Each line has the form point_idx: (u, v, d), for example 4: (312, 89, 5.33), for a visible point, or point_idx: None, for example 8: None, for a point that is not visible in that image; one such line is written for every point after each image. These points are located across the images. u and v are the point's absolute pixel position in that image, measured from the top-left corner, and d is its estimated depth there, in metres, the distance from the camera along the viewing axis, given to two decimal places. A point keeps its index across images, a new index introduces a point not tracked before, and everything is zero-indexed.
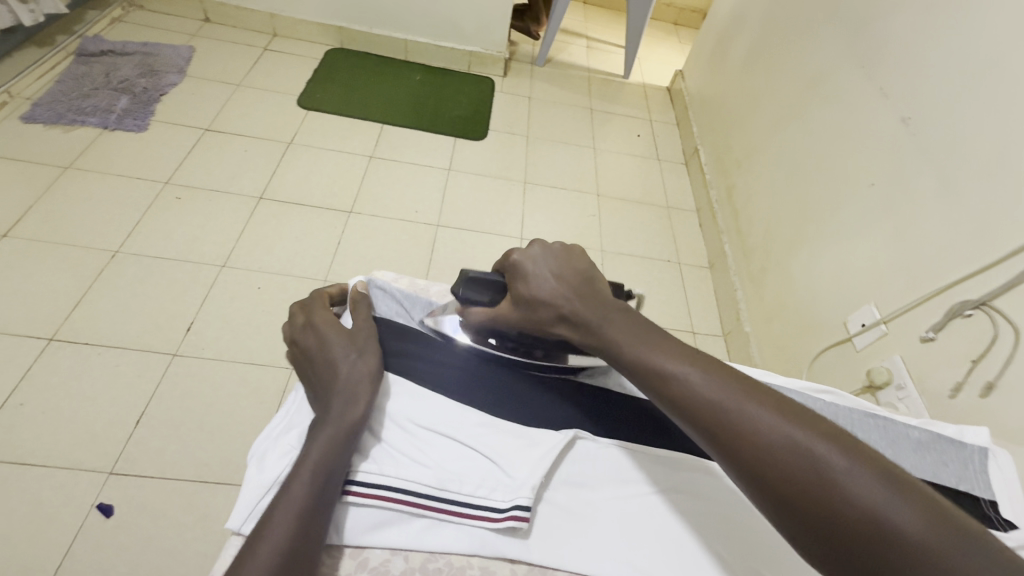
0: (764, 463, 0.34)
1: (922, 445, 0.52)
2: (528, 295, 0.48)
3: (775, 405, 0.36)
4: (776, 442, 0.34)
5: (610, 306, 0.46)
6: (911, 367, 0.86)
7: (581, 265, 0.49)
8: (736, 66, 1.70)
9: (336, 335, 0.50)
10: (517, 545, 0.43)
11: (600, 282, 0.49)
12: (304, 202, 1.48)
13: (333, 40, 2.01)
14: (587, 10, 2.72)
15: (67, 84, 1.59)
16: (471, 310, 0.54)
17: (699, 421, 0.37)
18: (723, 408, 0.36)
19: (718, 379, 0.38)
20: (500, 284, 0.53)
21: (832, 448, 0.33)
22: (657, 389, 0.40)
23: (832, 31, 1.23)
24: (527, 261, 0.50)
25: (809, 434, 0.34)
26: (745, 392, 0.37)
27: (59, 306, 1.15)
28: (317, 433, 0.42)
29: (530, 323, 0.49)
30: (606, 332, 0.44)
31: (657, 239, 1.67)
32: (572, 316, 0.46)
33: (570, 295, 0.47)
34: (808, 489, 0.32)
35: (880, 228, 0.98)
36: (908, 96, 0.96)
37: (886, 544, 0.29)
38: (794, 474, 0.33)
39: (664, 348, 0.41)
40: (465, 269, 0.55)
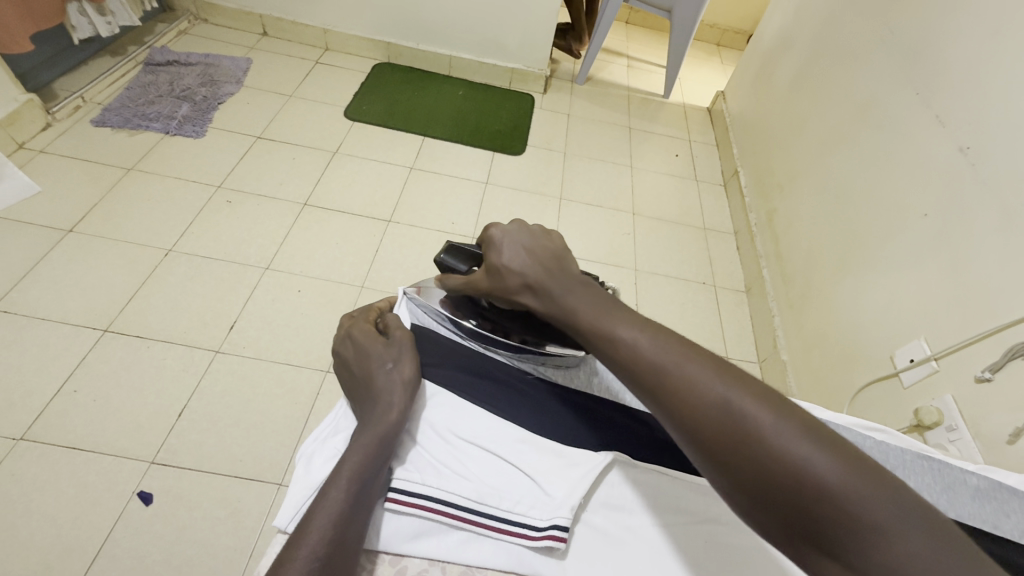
0: (701, 423, 0.36)
1: (982, 493, 0.49)
2: (499, 263, 0.50)
3: (714, 368, 0.38)
4: (713, 403, 0.36)
5: (577, 282, 0.48)
6: (965, 408, 0.82)
7: (552, 243, 0.51)
8: (781, 89, 1.68)
9: (375, 344, 0.51)
10: (553, 565, 0.43)
11: (571, 263, 0.51)
12: (346, 210, 1.53)
13: (380, 55, 2.08)
14: (629, 29, 2.74)
15: (134, 91, 1.69)
16: (447, 277, 0.57)
17: (646, 385, 0.40)
18: (667, 372, 0.39)
19: (665, 345, 0.41)
20: (476, 255, 0.56)
21: (764, 409, 0.35)
22: (611, 357, 0.42)
23: (885, 57, 1.21)
24: (500, 233, 0.52)
25: (741, 394, 0.36)
26: (689, 357, 0.39)
27: (115, 300, 1.22)
28: (357, 440, 0.44)
29: (499, 291, 0.51)
30: (565, 300, 0.46)
31: (692, 260, 1.65)
32: (536, 284, 0.48)
33: (536, 269, 0.49)
34: (739, 445, 0.35)
35: (933, 260, 0.95)
36: (967, 126, 0.93)
37: (804, 490, 0.32)
38: (729, 432, 0.35)
39: (616, 316, 0.44)
40: (451, 241, 0.59)
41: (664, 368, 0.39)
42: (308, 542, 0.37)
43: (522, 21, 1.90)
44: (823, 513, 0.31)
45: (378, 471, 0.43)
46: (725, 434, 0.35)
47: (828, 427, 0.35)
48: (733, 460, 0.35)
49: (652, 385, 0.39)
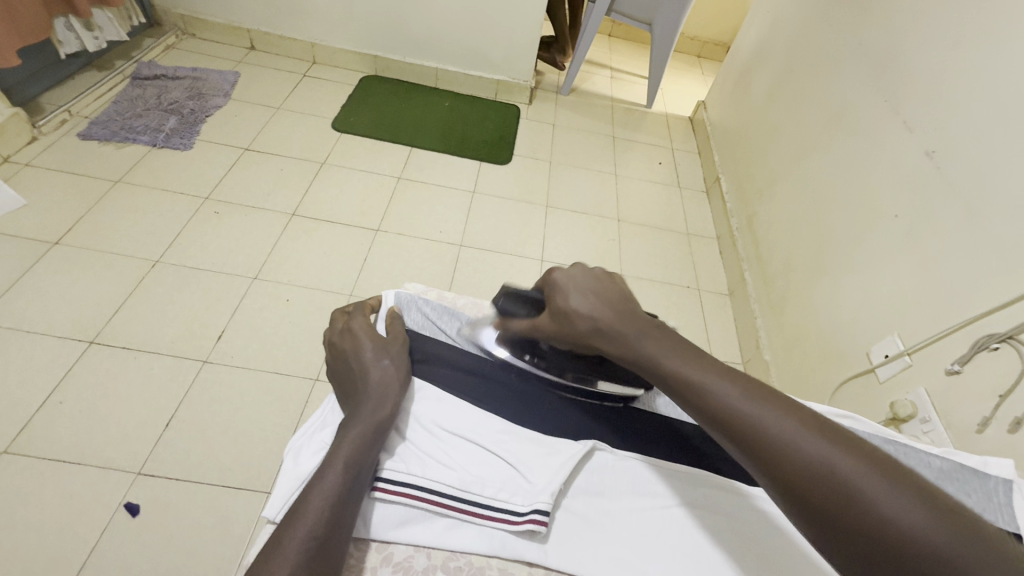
0: (794, 478, 0.36)
1: (943, 474, 0.51)
2: (566, 307, 0.49)
3: (806, 422, 0.38)
4: (809, 458, 0.36)
5: (648, 326, 0.47)
6: (936, 400, 0.84)
7: (617, 288, 0.50)
8: (758, 99, 1.73)
9: (371, 339, 0.53)
10: (535, 549, 0.44)
11: (636, 305, 0.50)
12: (334, 220, 1.54)
13: (368, 68, 2.11)
14: (611, 42, 2.80)
15: (121, 105, 1.70)
16: (508, 323, 0.55)
17: (736, 436, 0.39)
18: (759, 425, 0.38)
19: (753, 396, 0.40)
20: (536, 300, 0.54)
21: (865, 467, 0.34)
22: (698, 407, 0.41)
23: (855, 67, 1.26)
24: (564, 277, 0.51)
25: (838, 451, 0.35)
26: (781, 410, 0.39)
27: (101, 311, 1.21)
28: (349, 429, 0.45)
29: (566, 335, 0.50)
30: (640, 344, 0.46)
31: (676, 265, 1.68)
32: (607, 328, 0.47)
33: (606, 311, 0.48)
34: (838, 504, 0.34)
35: (903, 260, 0.98)
36: (932, 130, 0.97)
37: (914, 555, 0.30)
38: (826, 490, 0.34)
39: (701, 365, 0.43)
40: (507, 285, 0.58)
41: (754, 419, 0.39)
42: (305, 522, 0.38)
43: (507, 34, 1.94)
44: None
45: (372, 459, 0.44)
46: (823, 490, 0.34)
47: (936, 490, 0.33)
48: (831, 517, 0.34)
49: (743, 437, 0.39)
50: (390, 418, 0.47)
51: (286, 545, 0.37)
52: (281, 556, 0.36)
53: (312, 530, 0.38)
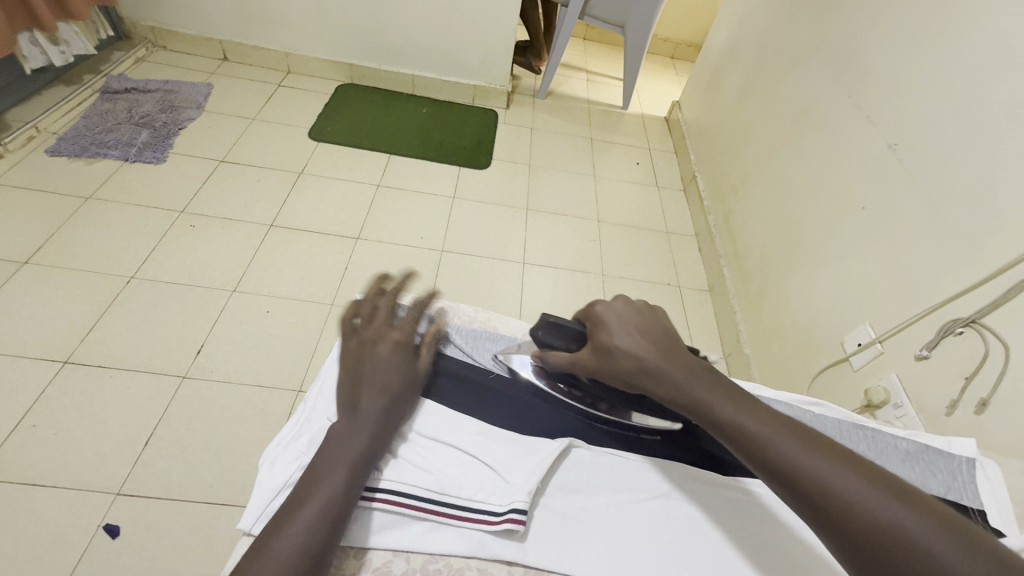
0: (861, 538, 0.34)
1: (911, 455, 0.53)
2: (611, 344, 0.47)
3: (871, 479, 0.35)
4: (879, 519, 0.33)
5: (698, 367, 0.45)
6: (908, 385, 0.87)
7: (662, 325, 0.49)
8: (730, 97, 1.77)
9: (378, 348, 0.51)
10: (513, 547, 0.44)
11: (681, 342, 0.48)
12: (313, 229, 1.53)
13: (343, 76, 2.10)
14: (586, 45, 2.83)
15: (91, 120, 1.67)
16: (547, 355, 0.54)
17: (796, 491, 0.37)
18: (818, 478, 0.36)
19: (813, 448, 0.38)
20: (577, 332, 0.53)
21: (940, 531, 0.32)
22: (754, 457, 0.39)
23: (820, 64, 1.29)
24: (608, 311, 0.50)
25: (908, 513, 0.33)
26: (843, 464, 0.37)
27: (75, 330, 1.19)
28: (331, 461, 0.42)
29: (607, 373, 0.48)
30: (689, 389, 0.43)
31: (657, 263, 1.70)
32: (654, 369, 0.45)
33: (652, 349, 0.46)
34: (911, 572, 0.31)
35: (872, 250, 1.01)
36: (894, 123, 1.00)
37: None
38: (897, 554, 0.32)
39: (755, 412, 0.41)
40: (545, 313, 0.56)
41: (814, 472, 0.37)
42: (289, 537, 0.38)
43: (482, 40, 1.96)
44: None
45: (363, 474, 0.43)
46: (893, 555, 0.32)
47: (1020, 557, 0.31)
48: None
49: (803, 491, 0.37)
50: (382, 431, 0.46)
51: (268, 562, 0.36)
52: (261, 570, 0.36)
53: (297, 546, 0.37)
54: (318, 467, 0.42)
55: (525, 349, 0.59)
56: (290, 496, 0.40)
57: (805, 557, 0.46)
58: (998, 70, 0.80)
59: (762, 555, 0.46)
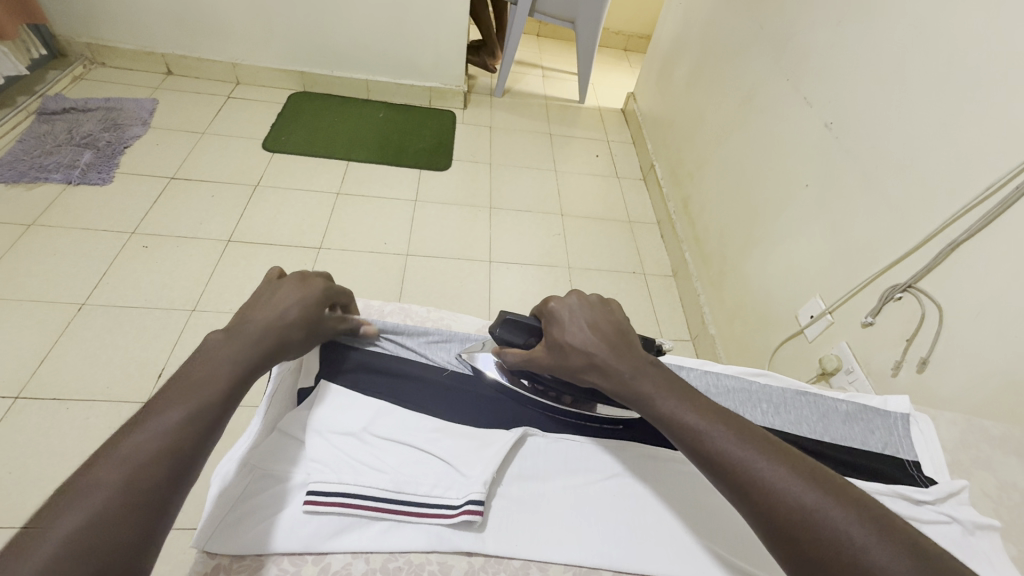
0: (788, 527, 0.34)
1: (850, 416, 0.57)
2: (562, 339, 0.49)
3: (801, 471, 0.36)
4: (803, 504, 0.34)
5: (643, 361, 0.46)
6: (857, 351, 0.91)
7: (615, 319, 0.50)
8: (680, 86, 1.81)
9: (282, 287, 0.51)
10: (472, 538, 0.45)
11: (633, 336, 0.49)
12: (273, 242, 1.50)
13: (295, 84, 2.07)
14: (540, 42, 2.86)
15: (28, 143, 1.59)
16: (505, 352, 0.56)
17: (730, 481, 0.38)
18: (750, 470, 0.37)
19: (747, 439, 0.39)
20: (534, 328, 0.54)
21: (859, 519, 0.33)
22: (692, 448, 0.40)
23: (759, 49, 1.34)
24: (561, 307, 0.51)
25: (831, 501, 0.34)
26: (772, 454, 0.37)
27: (25, 363, 1.14)
28: (210, 374, 0.41)
29: (562, 368, 0.49)
30: (635, 383, 0.44)
31: (621, 253, 1.73)
32: (602, 364, 0.46)
33: (602, 344, 0.47)
34: (832, 561, 0.32)
35: (818, 225, 1.05)
36: (829, 104, 1.04)
37: None
38: (821, 543, 0.33)
39: (696, 405, 0.42)
40: (503, 311, 0.57)
41: (748, 463, 0.37)
42: (153, 429, 0.37)
43: (433, 41, 1.95)
44: None
45: (246, 381, 0.43)
46: (815, 542, 0.33)
47: (934, 546, 0.32)
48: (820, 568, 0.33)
49: (735, 481, 0.37)
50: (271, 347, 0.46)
51: (127, 451, 0.35)
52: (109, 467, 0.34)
53: (161, 438, 0.36)
54: (188, 375, 0.41)
55: (489, 348, 0.60)
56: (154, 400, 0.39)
57: (746, 522, 0.49)
58: (917, 47, 0.85)
59: (708, 521, 0.49)
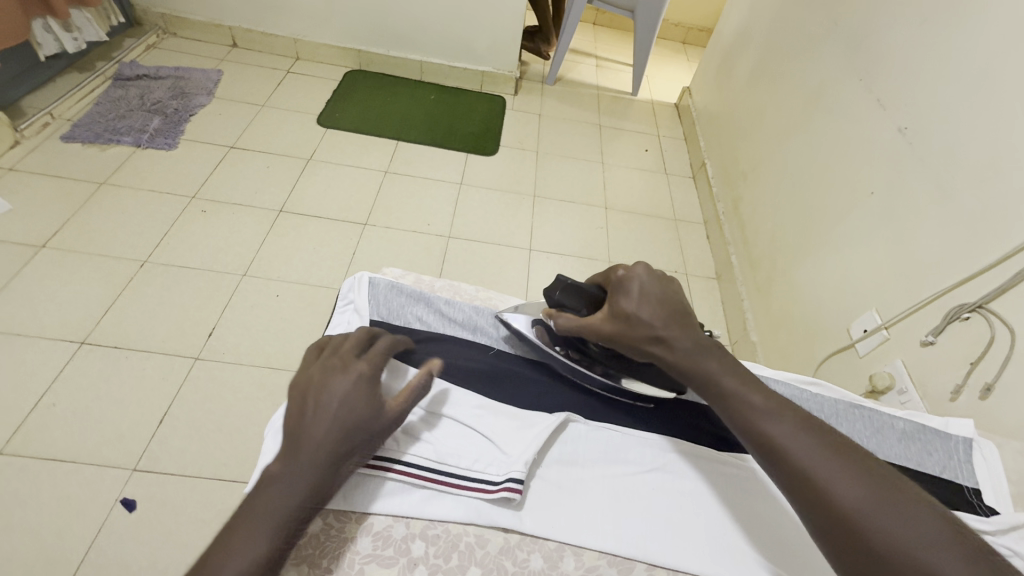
0: (839, 519, 0.35)
1: (907, 435, 0.54)
2: (629, 312, 0.48)
3: (862, 468, 0.36)
4: (858, 500, 0.35)
5: (708, 342, 0.46)
6: (913, 370, 0.86)
7: (680, 296, 0.49)
8: (741, 82, 1.74)
9: (326, 397, 0.41)
10: (511, 515, 0.45)
11: (695, 317, 0.48)
12: (321, 215, 1.55)
13: (351, 62, 2.10)
14: (597, 31, 2.80)
15: (104, 106, 1.69)
16: (559, 314, 0.56)
17: (781, 469, 0.38)
18: (803, 460, 0.37)
19: (802, 428, 0.39)
20: (595, 296, 0.54)
21: (920, 519, 0.34)
22: (747, 432, 0.41)
23: (832, 46, 1.27)
24: (633, 277, 0.49)
25: (893, 501, 0.34)
26: (828, 446, 0.38)
27: (91, 313, 1.22)
28: (302, 456, 0.38)
29: (622, 340, 0.49)
30: (699, 362, 0.44)
31: (665, 251, 1.70)
32: (668, 339, 0.46)
33: (668, 321, 0.46)
34: (885, 555, 0.33)
35: (882, 235, 1.00)
36: (905, 107, 0.98)
37: None
38: (874, 537, 0.33)
39: (755, 390, 0.42)
40: (561, 274, 0.57)
41: (799, 454, 0.38)
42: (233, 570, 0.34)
43: (489, 24, 1.94)
44: None
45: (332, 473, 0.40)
46: (868, 537, 0.34)
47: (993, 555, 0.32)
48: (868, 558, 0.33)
49: (786, 469, 0.38)
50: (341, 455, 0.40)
51: None
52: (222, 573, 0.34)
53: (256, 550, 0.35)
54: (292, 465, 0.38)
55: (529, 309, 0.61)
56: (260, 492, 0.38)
57: (787, 528, 0.48)
58: (1011, 49, 0.78)
59: (750, 526, 0.48)
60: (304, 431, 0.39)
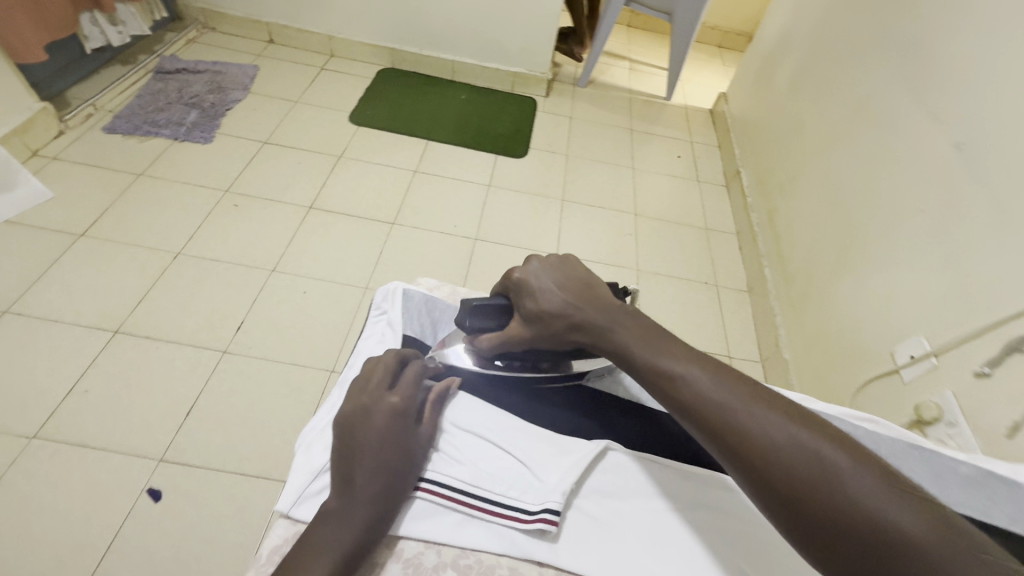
0: (765, 464, 0.38)
1: (972, 482, 0.51)
2: (538, 309, 0.50)
3: (782, 412, 0.39)
4: (783, 443, 0.38)
5: (618, 312, 0.48)
6: (964, 403, 0.81)
7: (582, 275, 0.51)
8: (781, 89, 1.68)
9: (369, 432, 0.43)
10: (545, 548, 0.45)
11: (604, 290, 0.51)
12: (349, 213, 1.55)
13: (384, 60, 2.11)
14: (631, 33, 2.76)
15: (145, 99, 1.73)
16: (476, 334, 0.54)
17: (711, 428, 0.40)
18: (730, 415, 0.40)
19: (721, 380, 0.42)
20: (501, 305, 0.54)
21: (838, 451, 0.37)
22: (669, 396, 0.43)
23: (882, 55, 1.21)
24: (526, 275, 0.52)
25: (815, 438, 0.38)
26: (748, 397, 0.41)
27: (125, 303, 1.24)
28: (355, 493, 0.41)
29: (544, 337, 0.50)
30: (616, 336, 0.47)
31: (694, 261, 1.65)
32: (582, 322, 0.48)
33: (575, 301, 0.49)
34: (812, 491, 0.36)
35: (931, 257, 0.95)
36: (962, 121, 0.93)
37: (880, 534, 0.33)
38: (799, 476, 0.36)
39: (674, 353, 0.45)
40: (466, 299, 0.55)
41: (725, 409, 0.40)
42: None
43: (524, 25, 1.92)
44: (902, 553, 0.33)
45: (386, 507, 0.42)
46: (798, 479, 0.36)
47: (897, 471, 0.36)
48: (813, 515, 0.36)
49: (712, 426, 0.40)
50: (389, 488, 0.43)
51: None
52: None
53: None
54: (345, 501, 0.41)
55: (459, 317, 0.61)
56: (319, 530, 0.40)
57: None
58: None
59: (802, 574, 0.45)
60: (355, 467, 0.42)
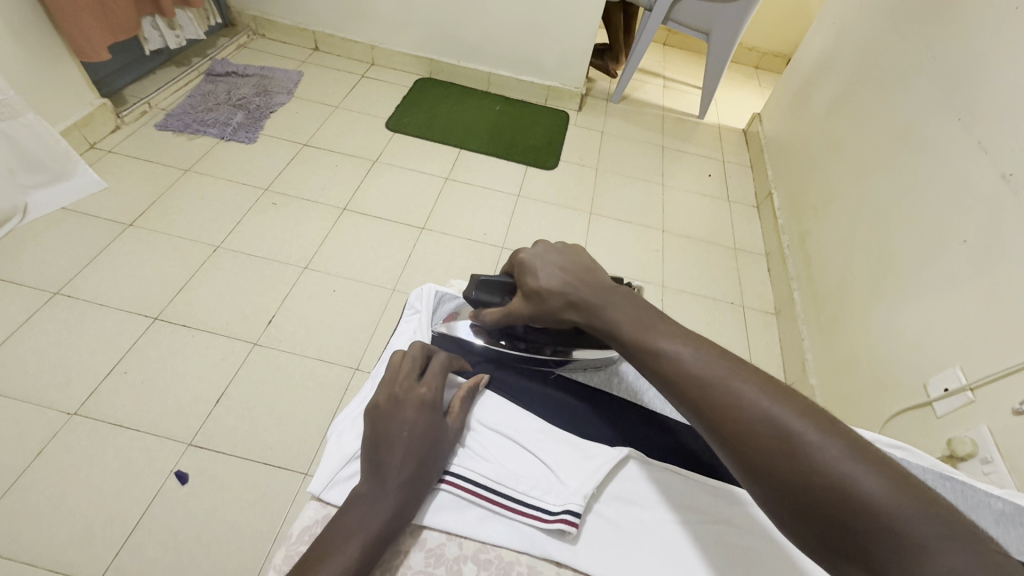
0: (735, 434, 0.38)
1: (1006, 517, 0.50)
2: (537, 286, 0.53)
3: (761, 385, 0.39)
4: (756, 416, 0.38)
5: (613, 293, 0.50)
6: (1001, 440, 0.78)
7: (584, 260, 0.54)
8: (819, 112, 1.66)
9: (401, 421, 0.46)
10: (564, 549, 0.47)
11: (603, 274, 0.53)
12: (381, 216, 1.59)
13: (423, 70, 2.17)
14: (666, 51, 2.77)
15: (196, 99, 1.82)
16: (483, 313, 0.60)
17: (687, 396, 0.41)
18: (707, 386, 0.40)
19: (701, 355, 0.42)
20: (506, 285, 0.59)
21: (807, 422, 0.37)
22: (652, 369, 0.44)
23: (927, 81, 1.20)
24: (531, 256, 0.55)
25: (787, 411, 0.37)
26: (729, 370, 0.41)
27: (165, 291, 1.30)
28: (387, 477, 0.43)
29: (541, 312, 0.53)
30: (607, 314, 0.48)
31: (721, 280, 1.64)
32: (577, 301, 0.50)
33: (573, 283, 0.51)
34: (777, 462, 0.36)
35: (971, 288, 0.92)
36: (1011, 152, 0.91)
37: (846, 505, 0.33)
38: (766, 444, 0.37)
39: (656, 329, 0.46)
40: (476, 275, 0.63)
41: (704, 382, 0.41)
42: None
43: (561, 40, 1.95)
44: (863, 523, 0.33)
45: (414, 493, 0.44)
46: (766, 450, 0.37)
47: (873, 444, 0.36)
48: (777, 476, 0.36)
49: (690, 397, 0.41)
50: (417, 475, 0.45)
51: None
52: None
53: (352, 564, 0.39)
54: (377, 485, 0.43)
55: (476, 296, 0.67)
56: (350, 511, 0.41)
57: None
58: None
59: None
60: (387, 454, 0.44)
